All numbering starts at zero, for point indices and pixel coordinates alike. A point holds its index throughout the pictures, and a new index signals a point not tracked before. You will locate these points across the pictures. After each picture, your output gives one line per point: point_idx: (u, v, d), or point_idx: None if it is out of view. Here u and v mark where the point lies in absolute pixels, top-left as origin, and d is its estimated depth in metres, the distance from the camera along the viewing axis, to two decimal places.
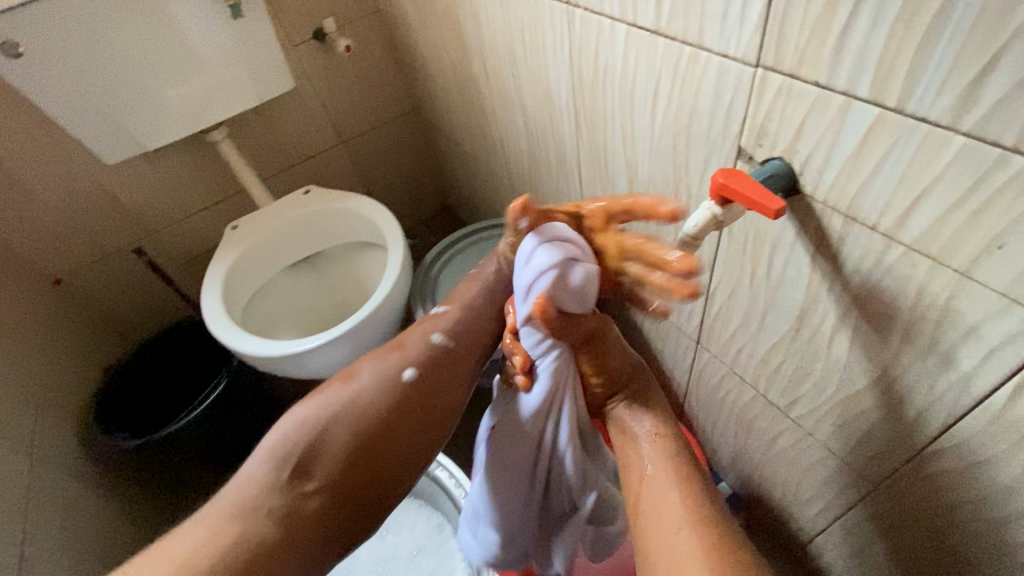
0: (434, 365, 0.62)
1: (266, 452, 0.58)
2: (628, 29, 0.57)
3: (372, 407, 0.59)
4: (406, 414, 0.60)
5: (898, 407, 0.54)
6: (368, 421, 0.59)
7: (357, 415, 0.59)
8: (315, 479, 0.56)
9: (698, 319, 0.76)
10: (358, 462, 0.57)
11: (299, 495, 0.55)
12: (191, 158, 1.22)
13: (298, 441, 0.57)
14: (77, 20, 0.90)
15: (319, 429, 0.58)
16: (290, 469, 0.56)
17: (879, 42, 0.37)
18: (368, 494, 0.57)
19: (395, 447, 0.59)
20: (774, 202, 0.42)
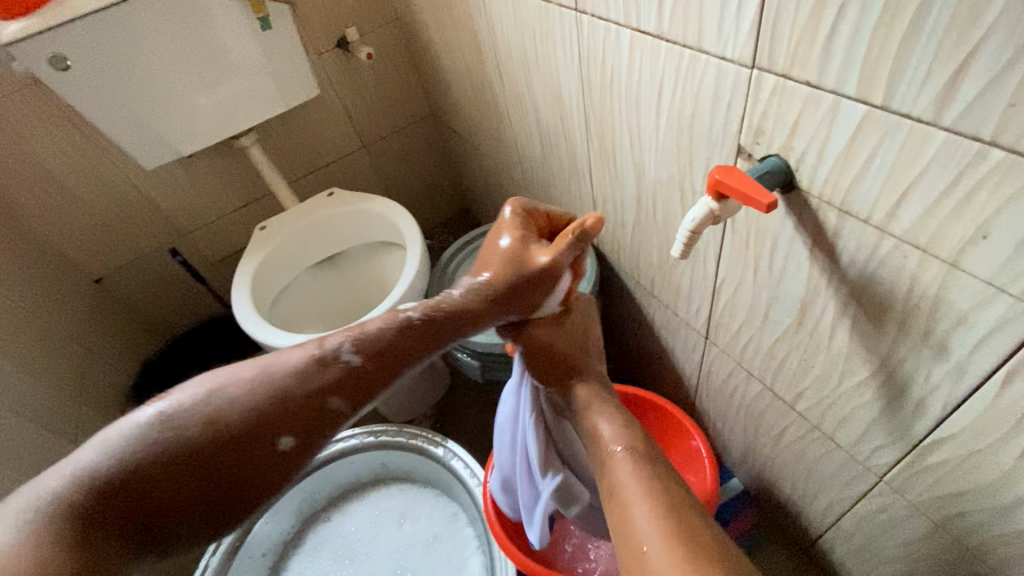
0: (323, 391, 0.49)
1: (94, 447, 0.45)
2: (632, 34, 0.60)
3: (235, 435, 0.46)
4: (262, 453, 0.47)
5: (898, 398, 0.55)
6: (215, 447, 0.46)
7: (215, 441, 0.46)
8: (140, 499, 0.44)
9: (705, 314, 0.77)
10: (201, 495, 0.45)
11: (123, 511, 0.43)
12: (222, 163, 1.28)
13: (141, 446, 0.45)
14: (121, 35, 0.97)
15: (168, 437, 0.45)
16: (116, 478, 0.43)
17: (863, 42, 0.39)
18: (200, 529, 0.46)
19: (249, 487, 0.47)
20: (765, 196, 0.43)
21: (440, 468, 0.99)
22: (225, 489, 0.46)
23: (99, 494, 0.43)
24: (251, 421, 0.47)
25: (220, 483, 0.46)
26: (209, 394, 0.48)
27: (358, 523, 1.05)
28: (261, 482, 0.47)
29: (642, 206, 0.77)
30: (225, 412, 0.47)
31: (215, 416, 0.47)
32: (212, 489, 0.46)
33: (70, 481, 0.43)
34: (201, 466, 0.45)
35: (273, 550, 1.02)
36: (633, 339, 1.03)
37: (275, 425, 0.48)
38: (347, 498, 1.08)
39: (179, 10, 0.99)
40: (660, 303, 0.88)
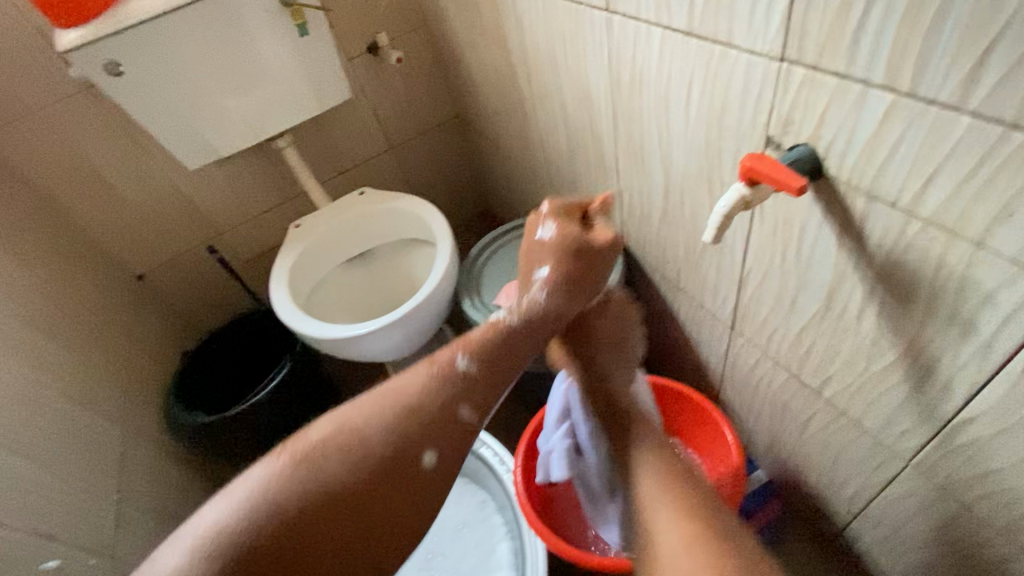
0: (456, 414, 0.54)
1: (232, 495, 0.49)
2: (662, 32, 0.63)
3: (371, 466, 0.51)
4: (401, 478, 0.51)
5: (925, 380, 0.57)
6: (355, 480, 0.50)
7: (351, 474, 0.50)
8: (281, 547, 0.47)
9: (732, 304, 0.79)
10: (340, 533, 0.49)
11: (292, 557, 0.47)
12: (258, 164, 1.34)
13: (281, 494, 0.48)
14: (170, 41, 1.03)
15: (304, 479, 0.49)
16: (264, 530, 0.47)
17: (890, 32, 0.41)
18: (372, 562, 0.50)
19: (388, 516, 0.51)
20: (796, 181, 0.46)
21: (469, 456, 1.02)
22: (382, 511, 0.50)
23: (255, 541, 0.47)
24: (390, 440, 0.51)
25: (377, 507, 0.50)
26: (322, 443, 0.51)
27: None
28: (408, 497, 0.51)
29: (670, 200, 0.79)
30: (355, 444, 0.51)
31: (346, 444, 0.51)
32: (373, 518, 0.50)
33: (218, 529, 0.47)
34: (358, 492, 0.50)
35: None
36: (657, 332, 1.06)
37: (413, 442, 0.52)
38: None
39: (224, 17, 1.05)
40: (686, 296, 0.90)
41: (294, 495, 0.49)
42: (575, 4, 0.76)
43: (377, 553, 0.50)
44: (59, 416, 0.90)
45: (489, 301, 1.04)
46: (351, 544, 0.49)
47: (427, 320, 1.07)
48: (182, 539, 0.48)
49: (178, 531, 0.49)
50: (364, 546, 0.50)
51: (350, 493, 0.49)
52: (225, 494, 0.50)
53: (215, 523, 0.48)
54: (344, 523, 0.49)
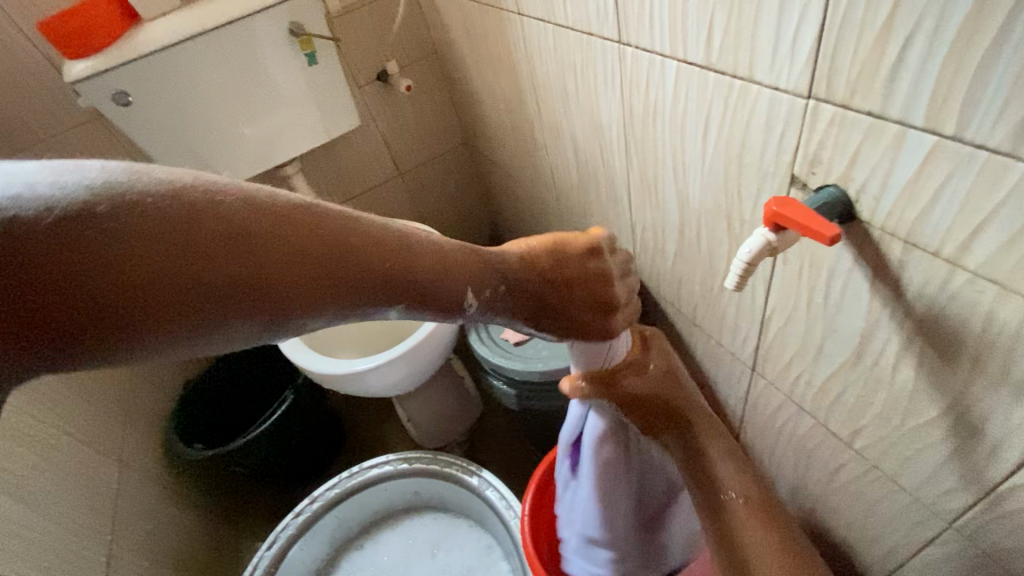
0: (450, 267, 0.46)
1: (105, 171, 0.34)
2: (678, 64, 0.60)
3: (291, 244, 0.37)
4: (282, 298, 0.37)
5: (970, 440, 0.52)
6: (256, 240, 0.36)
7: (259, 232, 0.37)
8: (76, 255, 0.31)
9: (753, 345, 0.75)
10: (173, 290, 0.34)
11: (83, 262, 0.31)
12: (266, 191, 1.33)
13: (196, 199, 0.35)
14: (179, 72, 1.02)
15: (209, 206, 0.35)
16: (122, 201, 0.33)
17: (932, 71, 0.38)
18: (114, 341, 0.33)
19: (276, 297, 0.37)
20: (829, 229, 0.42)
21: (475, 497, 0.97)
22: (235, 286, 0.36)
23: (100, 211, 0.32)
24: (358, 236, 0.40)
25: (245, 277, 0.36)
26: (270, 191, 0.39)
27: (392, 552, 1.03)
28: (284, 307, 0.38)
29: (685, 235, 0.76)
30: (297, 223, 0.38)
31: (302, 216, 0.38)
32: (220, 289, 0.35)
33: (71, 184, 0.32)
34: (242, 260, 0.36)
35: None
36: None
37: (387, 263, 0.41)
38: (380, 526, 1.07)
39: (232, 48, 1.04)
40: (703, 333, 0.86)
41: (193, 212, 0.35)
42: (587, 35, 0.73)
43: (160, 328, 0.34)
44: (53, 453, 0.87)
45: (496, 334, 1.01)
46: (155, 306, 0.33)
47: (433, 353, 1.03)
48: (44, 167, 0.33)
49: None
50: (172, 311, 0.34)
51: (237, 257, 0.36)
52: (113, 165, 0.35)
53: (62, 180, 0.32)
54: (203, 278, 0.35)
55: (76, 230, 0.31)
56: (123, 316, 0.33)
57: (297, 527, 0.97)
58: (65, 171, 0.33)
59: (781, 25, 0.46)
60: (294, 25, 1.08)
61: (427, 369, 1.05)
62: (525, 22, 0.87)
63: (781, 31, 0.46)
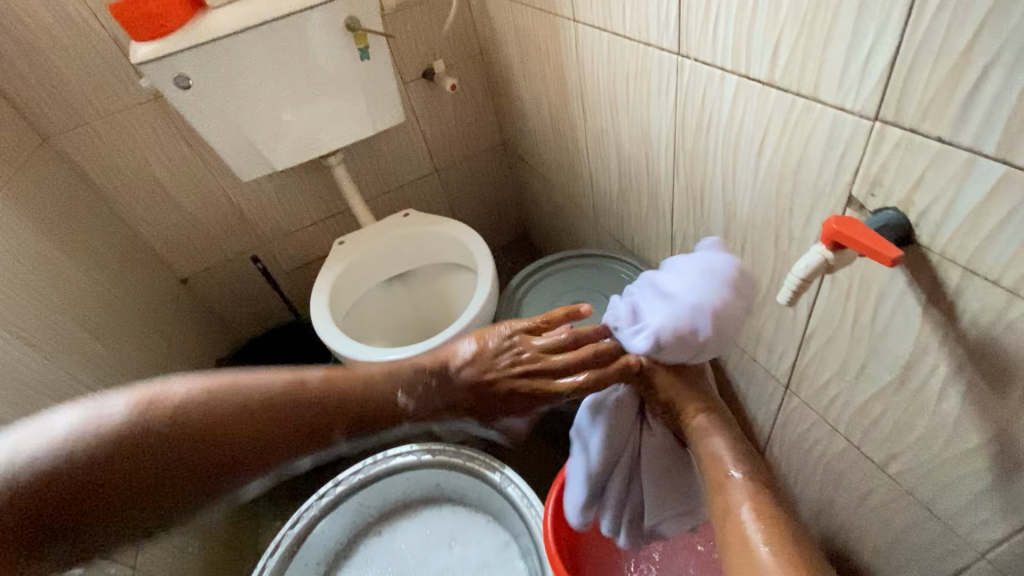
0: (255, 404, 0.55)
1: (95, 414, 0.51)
2: (738, 79, 0.61)
3: (228, 413, 0.54)
4: (217, 452, 0.54)
5: (1014, 473, 0.52)
6: (179, 435, 0.52)
7: (162, 428, 0.52)
8: (120, 481, 0.50)
9: (789, 362, 0.75)
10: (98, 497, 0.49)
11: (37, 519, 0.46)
12: (307, 179, 1.36)
13: (147, 411, 0.52)
14: (238, 58, 1.06)
15: (138, 430, 0.51)
16: (117, 456, 0.50)
17: (1008, 102, 0.38)
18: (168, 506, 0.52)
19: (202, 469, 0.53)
20: (891, 250, 0.43)
21: (496, 492, 0.98)
22: (195, 459, 0.53)
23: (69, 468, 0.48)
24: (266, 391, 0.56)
25: (199, 454, 0.53)
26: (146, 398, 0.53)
27: (409, 540, 1.04)
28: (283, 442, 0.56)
29: (728, 247, 0.76)
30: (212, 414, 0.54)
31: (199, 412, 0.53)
32: (192, 464, 0.53)
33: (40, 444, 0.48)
34: (215, 415, 0.54)
35: (326, 558, 1.03)
36: None
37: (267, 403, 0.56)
38: (399, 514, 1.08)
39: (291, 38, 1.08)
40: (736, 347, 0.86)
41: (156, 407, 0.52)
42: (644, 45, 0.74)
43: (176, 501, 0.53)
44: None
45: None
46: (162, 482, 0.52)
47: None
48: (61, 416, 0.50)
49: (21, 426, 0.50)
50: (169, 493, 0.52)
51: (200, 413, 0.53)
52: (88, 407, 0.51)
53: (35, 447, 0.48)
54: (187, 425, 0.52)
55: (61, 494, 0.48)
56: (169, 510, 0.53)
57: (321, 507, 1.01)
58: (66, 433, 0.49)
59: (852, 48, 0.47)
60: (351, 20, 1.11)
61: None
62: (580, 30, 0.89)
63: (852, 53, 0.47)
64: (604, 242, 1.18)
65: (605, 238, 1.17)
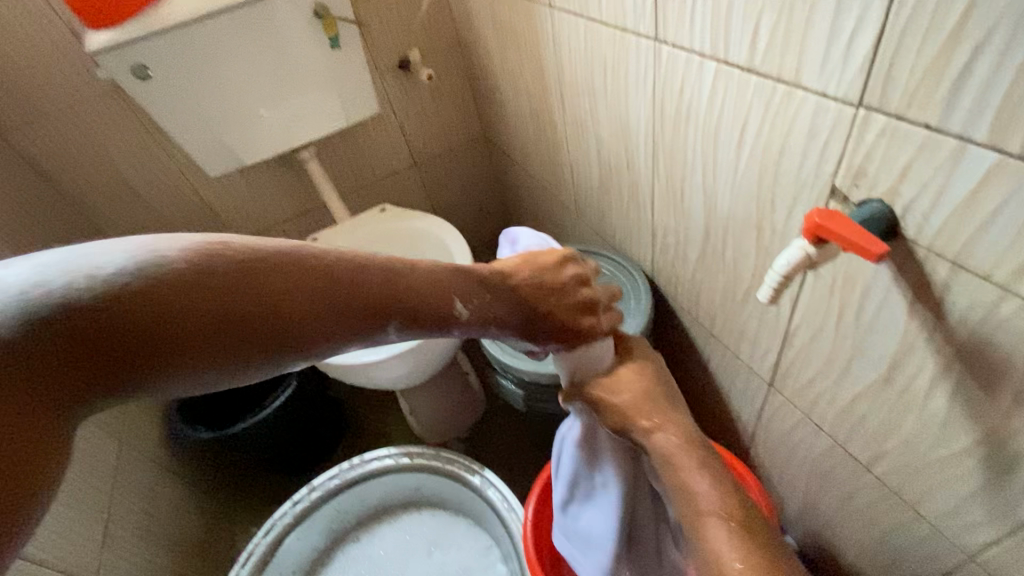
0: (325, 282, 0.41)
1: (110, 252, 0.36)
2: (717, 65, 0.58)
3: (295, 281, 0.40)
4: (249, 319, 0.38)
5: (1003, 475, 0.50)
6: (220, 289, 0.37)
7: (188, 284, 0.36)
8: (113, 348, 0.34)
9: (772, 360, 0.73)
10: (77, 384, 0.33)
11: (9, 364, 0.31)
12: (279, 175, 1.31)
13: (205, 260, 0.38)
14: (200, 47, 1.01)
15: (167, 271, 0.36)
16: (126, 291, 0.35)
17: (1000, 85, 0.36)
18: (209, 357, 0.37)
19: (248, 316, 0.38)
20: (876, 245, 0.40)
21: (476, 496, 0.95)
22: (245, 303, 0.38)
23: (68, 311, 0.33)
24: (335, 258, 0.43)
25: (242, 300, 0.38)
26: (176, 249, 0.37)
27: (388, 546, 1.02)
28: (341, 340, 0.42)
29: (710, 242, 0.74)
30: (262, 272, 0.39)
31: (241, 266, 0.39)
32: (236, 312, 0.38)
33: (14, 290, 0.32)
34: (282, 270, 0.40)
35: (303, 567, 1.00)
36: (683, 377, 0.99)
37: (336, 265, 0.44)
38: (378, 520, 1.05)
39: (256, 27, 1.03)
40: (719, 344, 0.84)
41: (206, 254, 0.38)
42: (621, 30, 0.71)
43: (225, 334, 0.38)
44: None
45: None
46: (204, 325, 0.37)
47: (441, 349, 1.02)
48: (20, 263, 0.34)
49: None
50: (217, 330, 0.37)
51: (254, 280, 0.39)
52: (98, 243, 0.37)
53: (38, 280, 0.33)
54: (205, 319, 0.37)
55: (76, 317, 0.33)
56: (188, 354, 0.37)
57: (294, 515, 0.96)
58: (84, 265, 0.35)
59: (834, 29, 0.44)
60: (319, 7, 1.06)
61: (434, 364, 1.04)
62: (556, 16, 0.85)
63: (834, 35, 0.44)
64: (585, 236, 1.15)
65: (586, 233, 1.14)
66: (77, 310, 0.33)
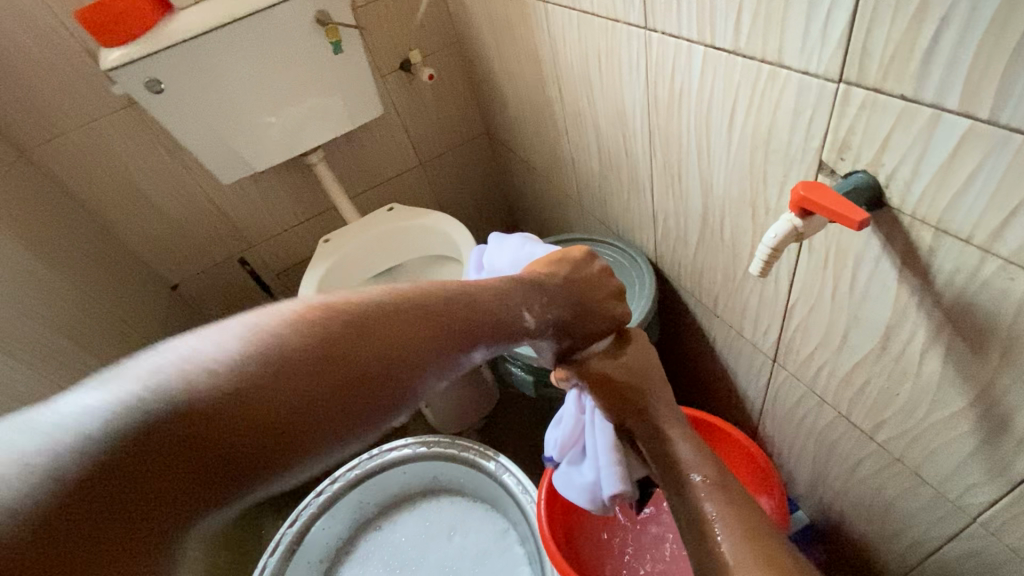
0: (432, 330, 0.47)
1: (225, 331, 0.41)
2: (704, 50, 0.60)
3: (379, 331, 0.45)
4: (358, 355, 0.43)
5: (998, 433, 0.51)
6: (315, 352, 0.42)
7: (269, 370, 0.40)
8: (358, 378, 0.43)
9: (774, 337, 0.75)
10: (188, 459, 0.36)
11: (265, 443, 0.39)
12: (290, 180, 1.35)
13: (308, 323, 0.43)
14: (209, 59, 1.04)
15: (316, 324, 0.43)
16: (226, 389, 0.38)
17: (969, 52, 0.37)
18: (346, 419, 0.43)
19: (315, 422, 0.41)
20: (857, 213, 0.42)
21: (491, 480, 0.98)
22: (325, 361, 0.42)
23: (165, 418, 0.36)
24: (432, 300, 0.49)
25: (318, 363, 0.42)
26: (322, 305, 0.44)
27: (409, 533, 1.05)
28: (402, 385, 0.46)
29: (708, 224, 0.75)
30: (388, 318, 0.46)
31: (378, 313, 0.45)
32: (299, 374, 0.41)
33: (155, 381, 0.37)
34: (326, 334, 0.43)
35: (329, 556, 1.03)
36: (691, 358, 1.01)
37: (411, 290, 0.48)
38: (398, 508, 1.08)
39: (261, 37, 1.06)
40: (723, 323, 0.86)
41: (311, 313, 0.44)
42: (612, 22, 0.73)
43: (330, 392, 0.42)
44: None
45: None
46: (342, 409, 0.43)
47: None
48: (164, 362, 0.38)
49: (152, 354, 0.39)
50: (337, 393, 0.42)
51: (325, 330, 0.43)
52: (196, 339, 0.40)
53: (159, 371, 0.38)
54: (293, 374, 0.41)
55: (132, 445, 0.34)
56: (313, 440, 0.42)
57: (319, 505, 1.00)
58: (187, 360, 0.39)
59: (812, 10, 0.46)
60: (321, 15, 1.09)
61: None
62: (550, 10, 0.87)
63: (812, 16, 0.46)
64: (589, 226, 1.17)
65: (590, 222, 1.16)
66: (162, 451, 0.36)
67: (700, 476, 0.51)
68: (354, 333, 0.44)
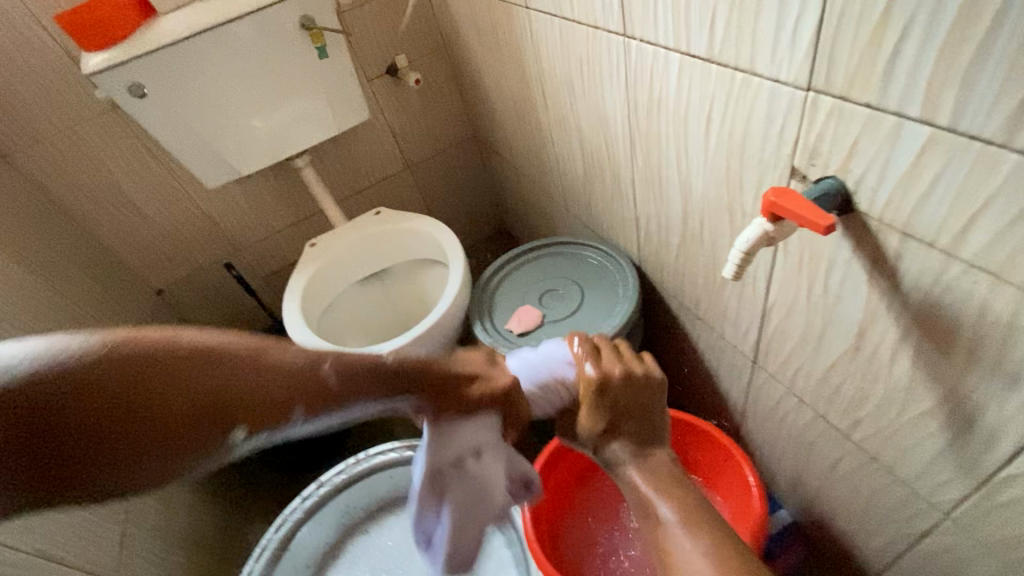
0: (309, 381, 0.44)
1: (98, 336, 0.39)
2: (681, 57, 0.61)
3: (255, 376, 0.42)
4: (222, 390, 0.40)
5: (966, 431, 0.53)
6: (176, 373, 0.39)
7: (114, 381, 0.37)
8: (211, 412, 0.40)
9: (754, 338, 0.76)
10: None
11: (85, 458, 0.36)
12: (277, 183, 1.35)
13: (174, 348, 0.40)
14: (193, 63, 1.04)
15: (189, 351, 0.40)
16: (59, 386, 0.35)
17: (928, 62, 0.38)
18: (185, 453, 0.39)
19: (146, 445, 0.38)
20: (824, 218, 0.43)
21: None
22: (187, 384, 0.39)
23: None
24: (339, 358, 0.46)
25: (175, 385, 0.39)
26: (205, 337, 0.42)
27: (396, 537, 1.01)
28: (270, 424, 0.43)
29: (688, 227, 0.76)
30: (273, 364, 0.43)
31: (266, 360, 0.43)
32: (149, 390, 0.38)
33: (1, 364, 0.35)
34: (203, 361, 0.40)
35: (316, 561, 0.99)
36: (675, 359, 1.02)
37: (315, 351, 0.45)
38: (386, 511, 1.04)
39: (246, 41, 1.06)
40: (705, 325, 0.87)
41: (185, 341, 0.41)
42: (593, 28, 0.74)
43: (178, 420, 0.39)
44: None
45: (501, 326, 1.01)
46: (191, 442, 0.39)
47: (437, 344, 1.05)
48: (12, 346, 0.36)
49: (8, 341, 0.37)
50: (185, 420, 0.39)
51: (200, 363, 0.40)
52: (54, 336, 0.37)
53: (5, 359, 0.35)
54: (141, 394, 0.38)
55: None
56: (141, 470, 0.38)
57: (305, 510, 1.02)
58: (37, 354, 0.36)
59: (781, 19, 0.47)
60: (306, 19, 1.09)
61: None
62: (533, 16, 0.88)
63: (781, 26, 0.47)
64: (575, 229, 1.18)
65: (576, 226, 1.17)
66: None
67: (641, 476, 0.51)
68: (228, 365, 0.41)
